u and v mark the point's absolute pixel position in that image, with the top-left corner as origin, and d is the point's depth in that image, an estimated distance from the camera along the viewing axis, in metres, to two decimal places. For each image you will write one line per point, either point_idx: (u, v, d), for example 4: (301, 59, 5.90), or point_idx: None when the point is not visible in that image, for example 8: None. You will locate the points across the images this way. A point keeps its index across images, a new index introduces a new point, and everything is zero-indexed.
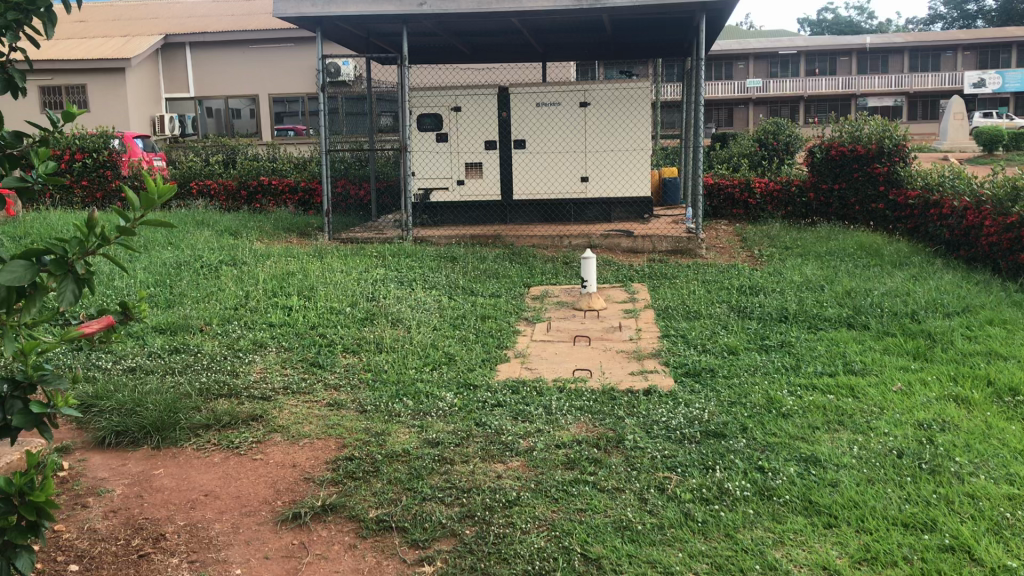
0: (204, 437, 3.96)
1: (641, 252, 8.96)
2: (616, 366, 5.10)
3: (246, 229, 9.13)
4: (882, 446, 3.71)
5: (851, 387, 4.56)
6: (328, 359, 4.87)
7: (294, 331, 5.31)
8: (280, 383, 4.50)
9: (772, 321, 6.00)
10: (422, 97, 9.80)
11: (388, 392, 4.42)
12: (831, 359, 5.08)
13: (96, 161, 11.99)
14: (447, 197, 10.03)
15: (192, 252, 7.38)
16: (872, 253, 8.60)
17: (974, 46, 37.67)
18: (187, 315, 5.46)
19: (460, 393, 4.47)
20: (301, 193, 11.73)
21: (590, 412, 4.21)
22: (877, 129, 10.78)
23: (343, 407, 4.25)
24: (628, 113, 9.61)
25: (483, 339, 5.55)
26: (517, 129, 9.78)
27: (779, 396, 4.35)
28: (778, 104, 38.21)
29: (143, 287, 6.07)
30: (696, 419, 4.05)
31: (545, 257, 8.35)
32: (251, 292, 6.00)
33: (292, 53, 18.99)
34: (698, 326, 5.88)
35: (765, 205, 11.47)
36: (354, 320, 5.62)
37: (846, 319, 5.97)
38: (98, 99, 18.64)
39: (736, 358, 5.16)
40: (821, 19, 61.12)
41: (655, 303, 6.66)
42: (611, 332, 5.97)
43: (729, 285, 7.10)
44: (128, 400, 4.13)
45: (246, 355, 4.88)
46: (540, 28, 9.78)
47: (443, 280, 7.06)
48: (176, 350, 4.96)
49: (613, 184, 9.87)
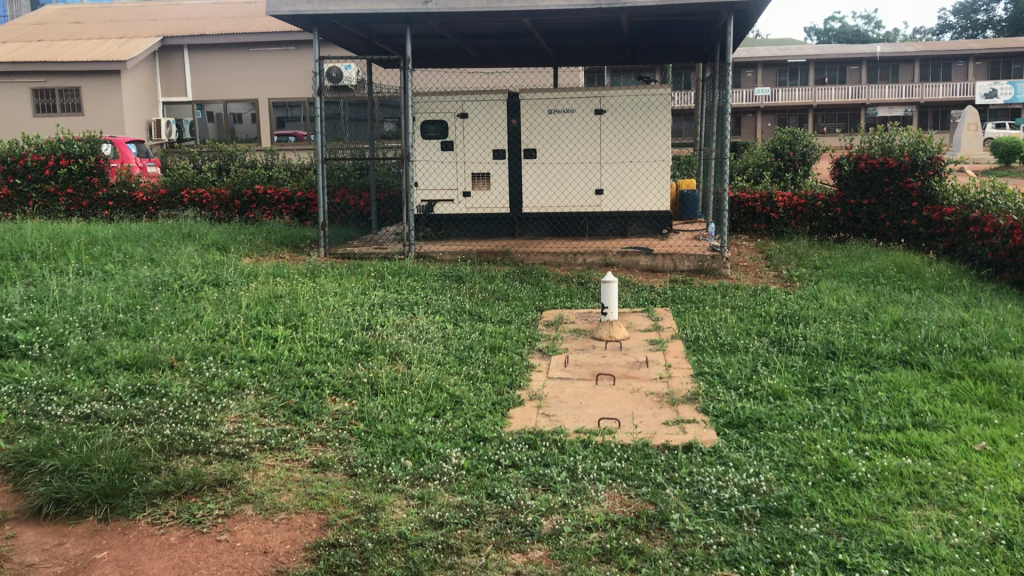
0: (162, 508, 3.29)
1: (661, 272, 8.28)
2: (648, 414, 4.41)
3: (235, 243, 8.48)
4: (985, 532, 3.02)
5: (926, 446, 3.88)
6: (315, 405, 4.18)
7: (277, 368, 4.64)
8: (256, 436, 3.83)
9: (819, 357, 5.33)
10: (425, 102, 9.14)
11: (383, 449, 3.74)
12: (895, 407, 4.40)
13: (83, 167, 11.30)
14: (452, 209, 9.37)
15: (172, 270, 6.73)
16: (912, 275, 7.94)
17: (985, 55, 37.11)
18: (157, 348, 4.79)
19: (467, 450, 3.80)
20: (297, 203, 11.11)
21: (622, 477, 3.54)
22: (910, 141, 10.09)
23: (330, 469, 3.59)
24: (647, 123, 8.94)
25: (494, 375, 4.90)
26: (528, 137, 9.13)
27: (845, 458, 3.69)
28: (787, 112, 37.45)
29: (112, 313, 5.40)
30: (751, 490, 3.39)
31: (558, 277, 7.68)
32: (233, 320, 5.33)
33: (292, 57, 18.32)
34: (735, 362, 5.22)
35: (789, 220, 10.91)
36: (347, 355, 4.95)
37: (901, 355, 5.31)
38: (92, 102, 18.08)
39: (786, 405, 4.48)
40: (828, 28, 60.76)
41: (683, 332, 6.00)
42: (636, 369, 5.30)
43: (766, 313, 6.42)
44: (75, 457, 3.47)
45: (219, 399, 4.22)
46: (553, 29, 9.13)
47: (448, 303, 6.40)
48: (139, 392, 4.30)
49: (630, 199, 9.20)
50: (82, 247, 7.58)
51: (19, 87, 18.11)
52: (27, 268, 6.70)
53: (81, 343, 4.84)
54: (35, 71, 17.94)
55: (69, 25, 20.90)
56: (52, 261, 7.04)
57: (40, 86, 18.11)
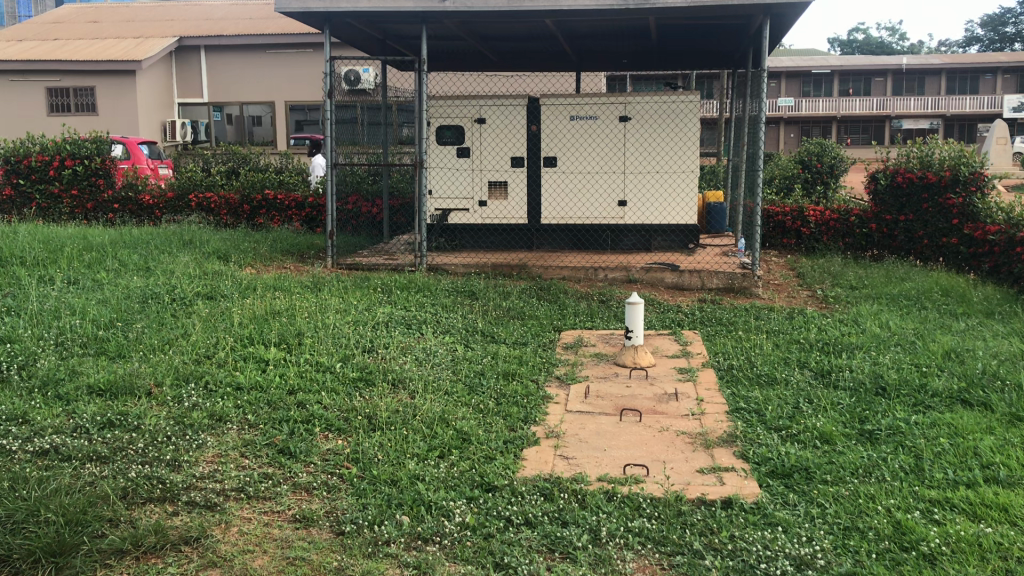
0: (115, 571, 2.80)
1: (688, 290, 7.76)
2: (680, 460, 3.92)
3: (238, 251, 8.04)
4: None
5: (1004, 508, 3.34)
6: (304, 444, 3.70)
7: (266, 397, 4.16)
8: (232, 482, 3.35)
9: (866, 393, 4.81)
10: (441, 106, 8.67)
11: (378, 501, 3.26)
12: (961, 457, 3.87)
13: (87, 169, 10.90)
14: (466, 219, 8.88)
15: (165, 281, 6.28)
16: (958, 299, 7.39)
17: (1015, 69, 36.32)
18: (136, 371, 4.34)
19: (474, 501, 3.33)
20: (307, 209, 10.64)
21: (653, 542, 3.08)
22: (951, 155, 9.53)
23: (315, 525, 3.11)
24: (675, 132, 8.45)
25: (506, 409, 4.39)
26: (548, 145, 8.66)
27: (912, 522, 3.19)
28: (810, 123, 36.85)
29: (93, 329, 4.96)
30: (805, 565, 2.93)
31: (578, 293, 7.18)
32: (223, 340, 4.88)
33: (310, 60, 17.92)
34: (774, 397, 4.72)
35: (821, 236, 10.30)
36: (345, 383, 4.47)
37: (959, 393, 4.77)
38: (106, 102, 17.79)
39: (835, 451, 3.97)
40: (853, 39, 60.03)
41: (714, 360, 5.50)
42: (665, 403, 4.79)
43: (804, 340, 5.89)
44: (21, 506, 2.99)
45: (196, 434, 3.75)
46: (576, 31, 8.64)
47: (459, 322, 5.91)
48: (108, 425, 3.83)
49: (655, 212, 8.68)
50: (75, 253, 7.15)
51: (33, 85, 17.83)
52: (12, 276, 6.28)
53: (52, 364, 4.38)
54: (49, 70, 17.66)
55: (85, 25, 20.59)
56: (41, 268, 6.62)
57: (54, 86, 17.83)
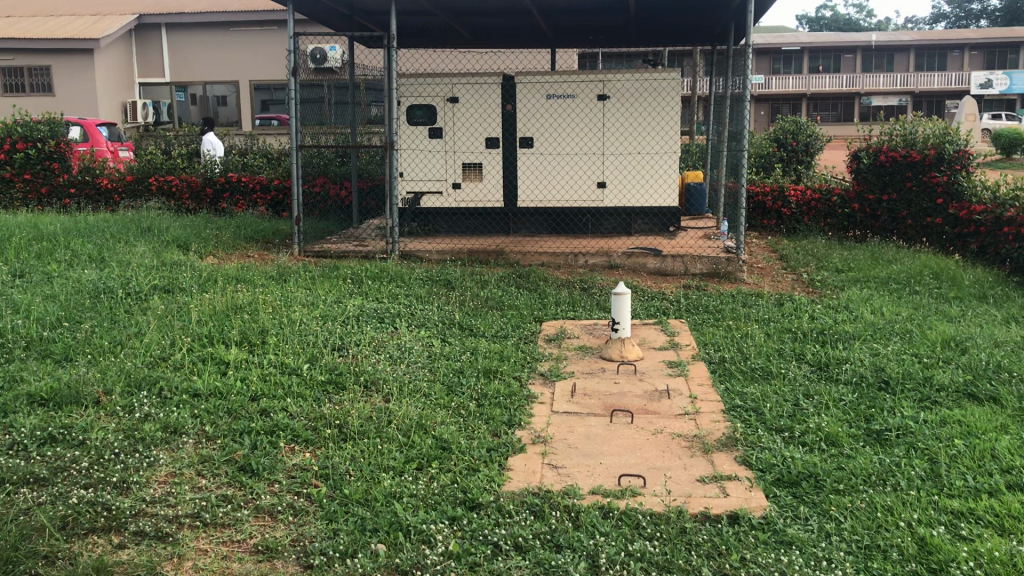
0: None
1: (671, 275, 7.47)
2: (678, 468, 3.62)
3: (199, 239, 7.62)
4: None
5: None
6: (267, 460, 3.37)
7: (226, 405, 3.81)
8: (187, 507, 3.01)
9: (868, 388, 4.54)
10: (411, 84, 8.28)
11: (350, 527, 2.93)
12: (979, 461, 3.60)
13: (40, 152, 10.42)
14: (439, 202, 8.52)
15: (119, 273, 5.87)
16: (949, 282, 7.16)
17: (981, 45, 36.35)
18: (83, 377, 3.95)
19: (457, 523, 3.00)
20: (273, 193, 10.20)
21: (658, 569, 2.77)
22: (936, 132, 9.27)
23: (280, 558, 2.77)
24: (655, 110, 8.12)
25: (488, 411, 4.07)
26: (524, 124, 8.29)
27: (938, 540, 2.91)
28: (780, 101, 36.72)
29: (36, 329, 4.55)
30: None
31: (558, 281, 6.86)
32: (180, 339, 4.50)
33: (274, 37, 17.36)
34: (771, 393, 4.44)
35: (802, 216, 10.10)
36: (313, 386, 4.12)
37: (965, 387, 4.51)
38: (62, 82, 17.17)
39: (843, 455, 3.69)
40: (821, 16, 59.99)
41: (705, 352, 5.22)
42: (656, 402, 4.49)
43: (797, 329, 5.61)
44: None
45: (149, 450, 3.40)
46: (552, 6, 8.27)
47: (435, 315, 5.57)
48: (48, 440, 3.45)
49: (635, 194, 8.36)
50: (23, 243, 6.72)
51: None
52: None
53: None
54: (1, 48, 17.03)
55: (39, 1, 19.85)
56: None
57: (7, 65, 17.22)
